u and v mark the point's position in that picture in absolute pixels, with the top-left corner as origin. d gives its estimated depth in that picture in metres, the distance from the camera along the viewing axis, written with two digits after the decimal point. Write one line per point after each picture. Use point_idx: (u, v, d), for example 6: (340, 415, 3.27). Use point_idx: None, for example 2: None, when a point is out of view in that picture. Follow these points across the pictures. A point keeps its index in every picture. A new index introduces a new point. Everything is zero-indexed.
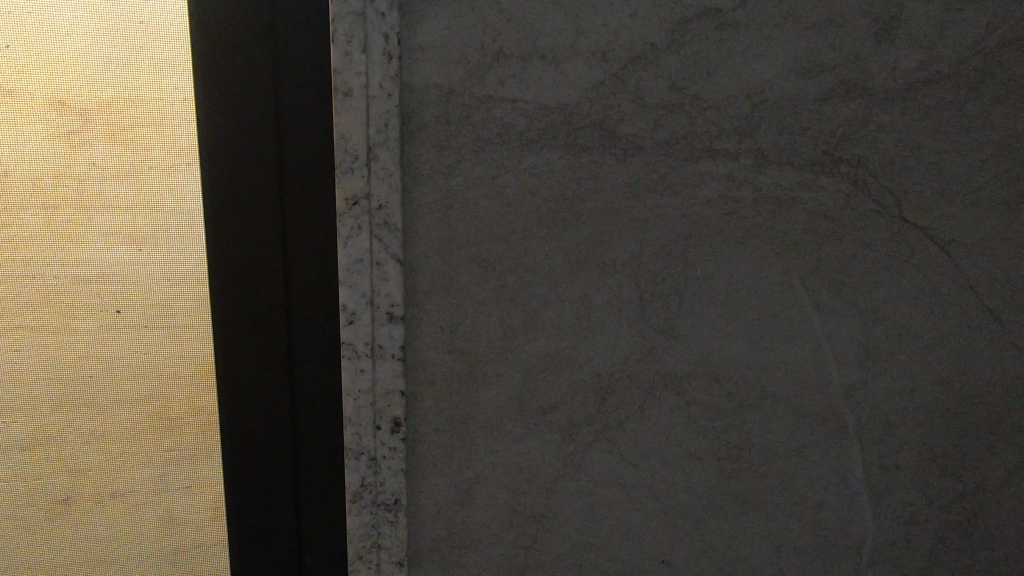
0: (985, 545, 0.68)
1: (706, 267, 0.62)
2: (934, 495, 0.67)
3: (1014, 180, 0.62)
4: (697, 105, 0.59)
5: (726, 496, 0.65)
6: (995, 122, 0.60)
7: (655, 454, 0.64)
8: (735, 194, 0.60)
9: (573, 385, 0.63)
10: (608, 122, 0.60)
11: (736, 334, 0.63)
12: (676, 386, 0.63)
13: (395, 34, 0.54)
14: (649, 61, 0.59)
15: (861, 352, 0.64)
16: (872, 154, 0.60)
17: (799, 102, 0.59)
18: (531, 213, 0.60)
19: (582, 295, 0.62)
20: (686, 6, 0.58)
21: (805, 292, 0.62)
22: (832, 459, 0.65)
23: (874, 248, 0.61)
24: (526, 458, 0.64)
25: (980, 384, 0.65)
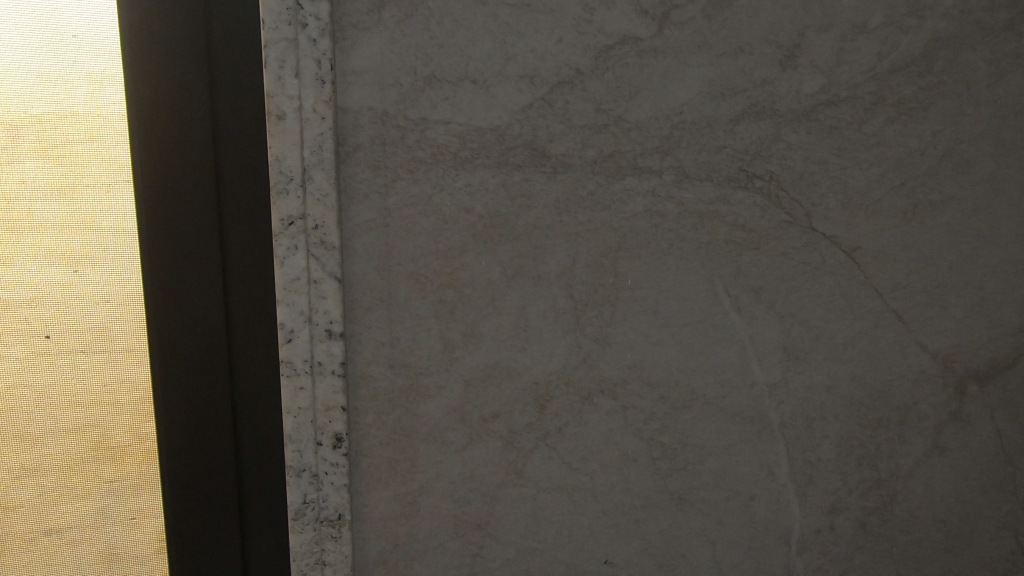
0: (881, 509, 0.81)
1: (638, 276, 0.68)
2: (843, 468, 0.79)
3: (901, 191, 0.75)
4: (621, 126, 0.65)
5: (662, 492, 0.72)
6: (884, 140, 0.73)
7: (596, 452, 0.69)
8: (660, 209, 0.67)
9: (514, 394, 0.66)
10: (538, 141, 0.63)
11: (666, 339, 0.70)
12: (612, 391, 0.69)
13: (327, 60, 0.56)
14: (575, 85, 0.63)
15: (779, 350, 0.74)
16: (781, 168, 0.70)
17: (714, 122, 0.68)
18: (465, 230, 0.62)
19: (518, 308, 0.65)
20: (608, 34, 0.63)
21: (727, 298, 0.71)
22: (752, 449, 0.75)
23: (787, 255, 0.72)
24: (469, 466, 0.66)
25: (873, 366, 0.77)
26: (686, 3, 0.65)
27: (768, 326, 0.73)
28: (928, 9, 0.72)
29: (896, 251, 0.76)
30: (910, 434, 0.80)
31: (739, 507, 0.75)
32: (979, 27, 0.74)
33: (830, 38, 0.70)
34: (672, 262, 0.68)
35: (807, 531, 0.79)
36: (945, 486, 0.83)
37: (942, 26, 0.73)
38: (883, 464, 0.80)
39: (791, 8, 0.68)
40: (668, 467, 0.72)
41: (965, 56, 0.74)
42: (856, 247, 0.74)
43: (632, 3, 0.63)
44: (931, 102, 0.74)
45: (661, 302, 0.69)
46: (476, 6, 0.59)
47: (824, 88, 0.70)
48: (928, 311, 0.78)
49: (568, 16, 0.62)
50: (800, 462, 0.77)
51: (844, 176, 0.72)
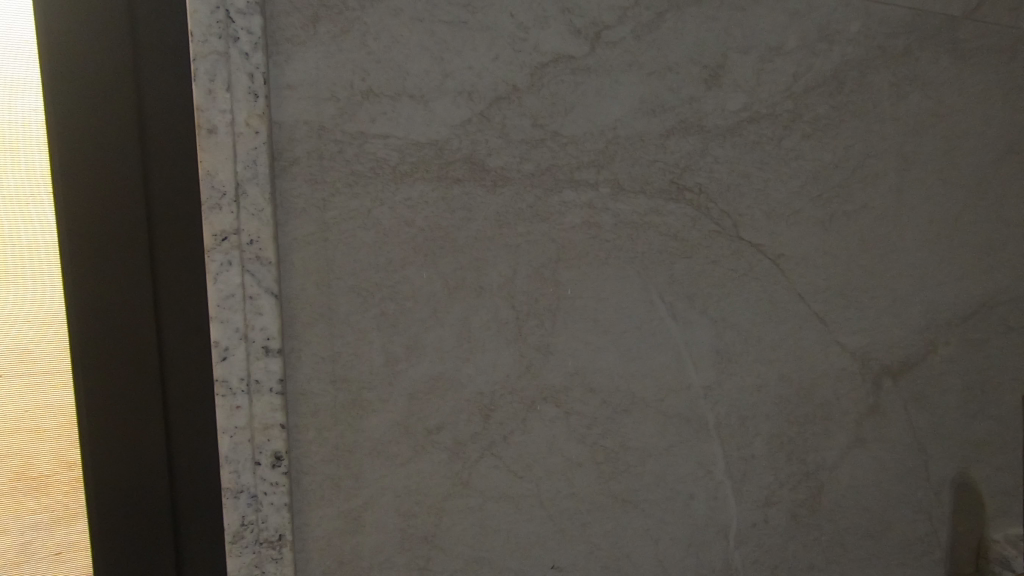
0: (810, 500, 0.86)
1: (577, 285, 0.70)
2: (774, 463, 0.83)
3: (818, 202, 0.80)
4: (558, 141, 0.67)
5: (606, 495, 0.74)
6: (802, 154, 0.79)
7: (541, 459, 0.71)
8: (597, 220, 0.70)
9: (458, 405, 0.67)
10: (477, 155, 0.64)
11: (606, 346, 0.72)
12: (555, 399, 0.70)
13: (260, 74, 0.55)
14: (512, 102, 0.65)
15: (712, 353, 0.77)
16: (709, 181, 0.74)
17: (646, 137, 0.71)
18: (406, 244, 0.63)
19: (461, 320, 0.66)
20: (544, 53, 0.65)
21: (663, 305, 0.74)
22: (690, 448, 0.78)
23: (717, 263, 0.76)
24: (415, 479, 0.66)
25: (799, 365, 0.82)
26: (616, 24, 0.68)
27: (701, 331, 0.76)
28: (836, 35, 0.78)
29: (816, 257, 0.81)
30: (833, 428, 0.86)
31: (680, 506, 0.78)
32: (881, 52, 0.81)
33: (750, 59, 0.74)
34: (610, 271, 0.71)
35: (744, 525, 0.83)
36: (866, 475, 0.89)
37: (849, 51, 0.79)
38: (810, 457, 0.85)
39: (714, 31, 0.72)
40: (611, 471, 0.74)
41: (870, 78, 0.81)
42: (780, 255, 0.79)
43: (565, 24, 0.66)
44: (842, 120, 0.80)
45: (600, 310, 0.71)
46: (413, 23, 0.60)
47: (746, 106, 0.75)
48: (845, 312, 0.84)
49: (503, 35, 0.64)
50: (735, 459, 0.81)
51: (767, 188, 0.77)
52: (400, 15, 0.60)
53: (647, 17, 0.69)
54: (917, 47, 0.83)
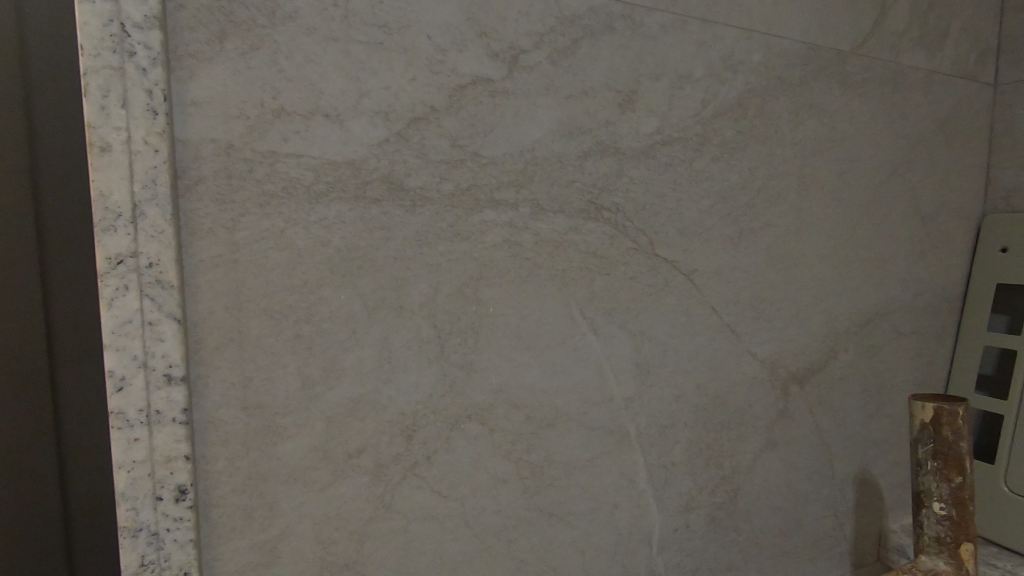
0: (727, 504, 0.90)
1: (499, 303, 0.71)
2: (693, 469, 0.87)
3: (727, 220, 0.85)
4: (477, 161, 0.68)
5: (531, 510, 0.75)
6: (711, 175, 0.83)
7: (465, 477, 0.71)
8: (517, 239, 0.71)
9: (380, 427, 0.66)
10: (395, 175, 0.64)
11: (529, 362, 0.73)
12: (479, 417, 0.71)
13: (159, 91, 0.52)
14: (431, 122, 0.65)
15: (633, 366, 0.80)
16: (626, 201, 0.77)
17: (565, 159, 0.73)
18: (322, 265, 0.61)
19: (381, 340, 0.65)
20: (462, 75, 0.66)
21: (584, 320, 0.76)
22: (613, 460, 0.80)
23: (635, 279, 0.79)
24: (335, 505, 0.64)
25: (713, 375, 0.87)
26: (533, 49, 0.70)
27: (621, 345, 0.79)
28: (740, 64, 0.84)
29: (727, 272, 0.86)
30: (747, 433, 0.91)
31: (604, 516, 0.80)
32: (780, 81, 0.87)
33: (661, 86, 0.78)
34: (532, 289, 0.72)
35: (666, 531, 0.86)
36: (777, 476, 0.94)
37: (751, 79, 0.85)
38: (727, 462, 0.89)
39: (628, 58, 0.76)
40: (536, 485, 0.75)
41: (771, 105, 0.87)
42: (693, 270, 0.83)
43: (483, 47, 0.67)
44: (747, 143, 0.86)
45: (522, 327, 0.72)
46: (327, 42, 0.60)
47: (658, 129, 0.79)
48: (755, 323, 0.89)
49: (421, 56, 0.64)
50: (656, 467, 0.84)
51: (680, 208, 0.81)
52: (313, 33, 0.59)
53: (562, 43, 0.71)
54: (812, 78, 0.90)
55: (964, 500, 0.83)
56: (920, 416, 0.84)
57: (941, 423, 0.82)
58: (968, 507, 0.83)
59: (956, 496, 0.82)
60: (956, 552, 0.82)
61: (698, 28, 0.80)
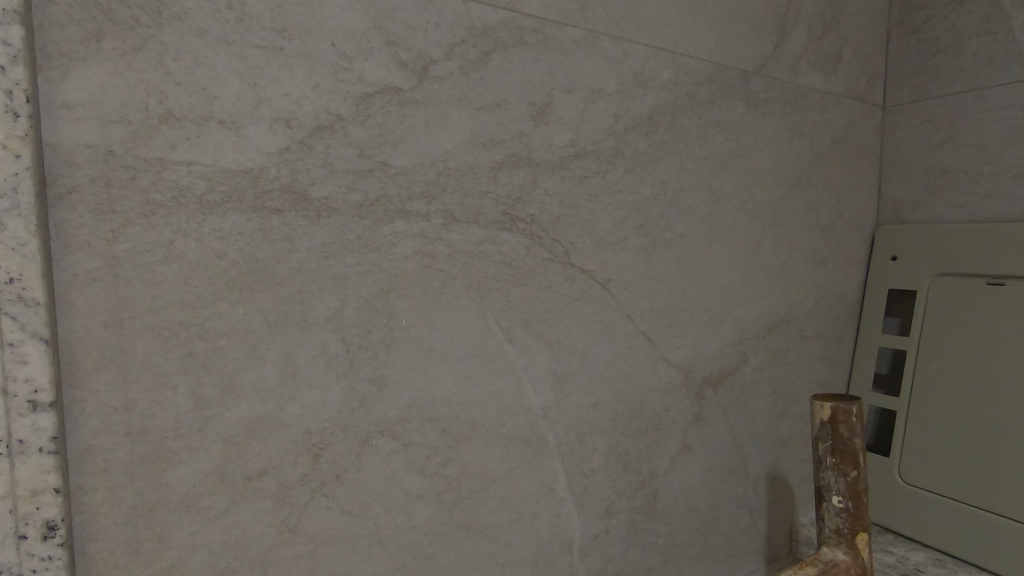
0: (646, 507, 0.92)
1: (411, 315, 0.70)
2: (612, 474, 0.88)
3: (640, 231, 0.88)
4: (386, 171, 0.67)
5: (449, 525, 0.74)
6: (625, 187, 0.86)
7: (378, 495, 0.69)
8: (430, 250, 0.70)
9: (284, 447, 0.63)
10: (298, 185, 0.62)
11: (444, 374, 0.72)
12: (391, 432, 0.69)
13: (21, 91, 0.48)
14: (336, 131, 0.64)
15: (550, 375, 0.81)
16: (541, 212, 0.78)
17: (478, 169, 0.73)
18: (217, 278, 0.59)
19: (284, 356, 0.62)
20: (369, 83, 0.65)
21: (500, 331, 0.76)
22: (532, 470, 0.80)
23: (552, 289, 0.80)
24: (234, 532, 0.61)
25: (630, 381, 0.89)
26: (443, 59, 0.70)
27: (538, 355, 0.80)
28: (650, 81, 0.87)
29: (641, 281, 0.89)
30: (664, 437, 0.93)
31: (524, 527, 0.80)
32: (688, 98, 0.91)
33: (574, 99, 0.80)
34: (445, 300, 0.72)
35: (587, 538, 0.86)
36: (693, 478, 0.97)
37: (661, 95, 0.88)
38: (645, 466, 0.92)
39: (540, 71, 0.77)
40: (453, 499, 0.74)
41: (680, 120, 0.91)
42: (609, 279, 0.85)
43: (391, 56, 0.66)
44: (658, 156, 0.89)
45: (436, 338, 0.72)
46: (221, 45, 0.57)
47: (572, 142, 0.80)
48: (669, 330, 0.92)
49: (324, 63, 0.63)
50: (576, 475, 0.85)
51: (595, 218, 0.83)
52: (204, 36, 0.56)
53: (474, 54, 0.72)
54: (718, 96, 0.94)
55: (859, 493, 0.88)
56: (820, 415, 0.89)
57: (838, 421, 0.87)
58: (862, 499, 0.88)
59: (852, 489, 0.88)
60: (852, 542, 0.87)
61: (609, 45, 0.82)
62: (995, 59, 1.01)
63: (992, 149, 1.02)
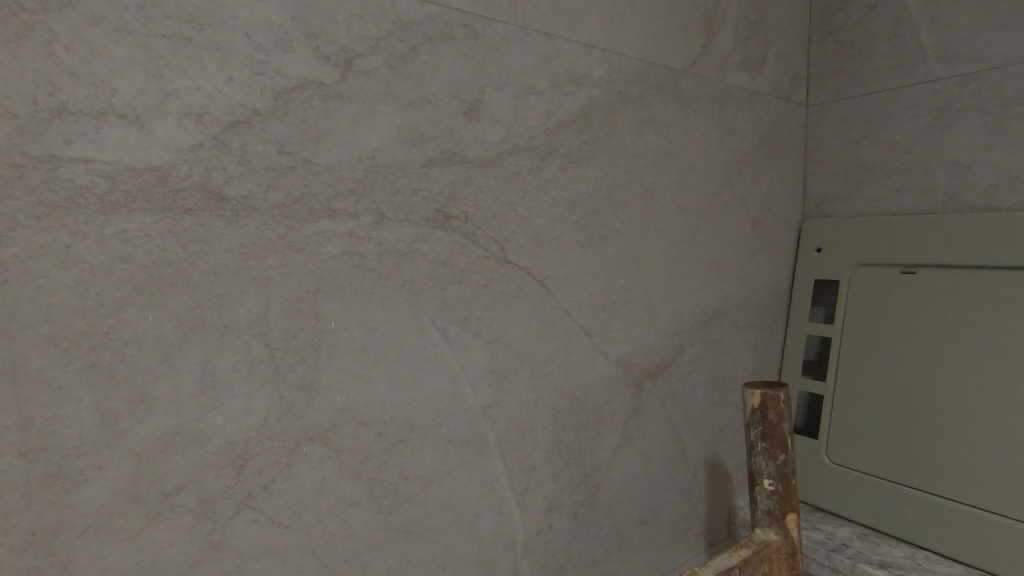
0: (588, 501, 0.94)
1: (340, 316, 0.68)
2: (554, 470, 0.89)
3: (576, 226, 0.89)
4: (310, 168, 0.65)
5: (386, 531, 0.73)
6: (560, 184, 0.86)
7: (310, 503, 0.67)
8: (359, 249, 0.68)
9: (204, 459, 0.60)
10: (212, 183, 0.59)
11: (377, 377, 0.71)
12: (322, 438, 0.67)
13: None
14: (254, 126, 0.61)
15: (489, 373, 0.80)
16: (475, 209, 0.78)
17: (408, 167, 0.72)
18: (123, 283, 0.55)
19: (202, 363, 0.59)
20: (288, 77, 0.63)
21: (436, 330, 0.75)
22: (472, 469, 0.80)
23: (488, 286, 0.80)
24: (150, 552, 0.58)
25: (570, 376, 0.90)
26: (369, 54, 0.68)
27: (475, 353, 0.79)
28: (582, 78, 0.87)
29: (578, 276, 0.89)
30: (605, 430, 0.95)
31: (465, 527, 0.80)
32: (621, 96, 0.92)
33: (506, 96, 0.80)
34: (377, 301, 0.70)
35: (530, 534, 0.87)
36: (634, 469, 0.99)
37: (594, 92, 0.89)
38: (587, 460, 0.93)
39: (470, 67, 0.76)
40: (390, 503, 0.73)
41: (613, 117, 0.92)
42: (547, 276, 0.86)
43: (311, 49, 0.64)
44: (592, 153, 0.90)
45: (368, 340, 0.70)
46: (120, 34, 0.54)
47: (505, 139, 0.80)
48: (607, 324, 0.94)
49: (238, 55, 0.60)
50: (517, 472, 0.84)
51: (530, 215, 0.83)
52: (101, 23, 0.53)
53: (400, 49, 0.70)
54: (650, 94, 0.96)
55: (788, 475, 0.92)
56: (750, 402, 0.93)
57: (767, 406, 0.91)
58: (791, 481, 0.92)
59: (781, 472, 0.91)
60: (783, 522, 0.91)
61: (540, 42, 0.82)
62: (903, 62, 1.08)
63: (903, 146, 1.09)
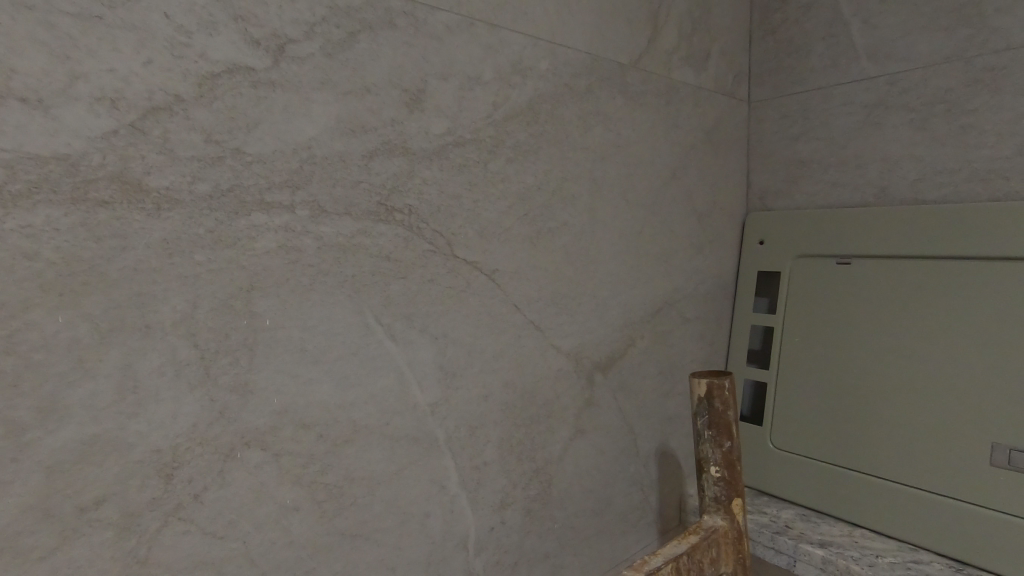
0: (541, 495, 0.93)
1: (276, 314, 0.64)
2: (506, 465, 0.88)
3: (524, 219, 0.88)
4: (240, 158, 0.61)
5: (331, 536, 0.70)
6: (508, 176, 0.85)
7: (247, 511, 0.64)
8: (296, 244, 0.65)
9: (126, 470, 0.56)
10: (129, 174, 0.55)
11: (318, 377, 0.68)
12: (259, 443, 0.64)
13: None
14: (175, 113, 0.57)
15: (437, 370, 0.79)
16: (419, 202, 0.76)
17: (347, 158, 0.69)
18: (27, 282, 0.51)
19: (123, 367, 0.55)
20: (213, 62, 0.59)
21: (380, 327, 0.73)
22: (421, 468, 0.78)
23: (435, 281, 0.78)
24: (66, 572, 0.54)
25: (520, 371, 0.89)
26: (303, 39, 0.65)
27: (423, 349, 0.77)
28: (528, 70, 0.86)
29: (527, 270, 0.89)
30: (556, 424, 0.94)
31: (415, 527, 0.78)
32: (567, 89, 0.92)
33: (450, 86, 0.78)
34: (316, 297, 0.67)
35: (482, 532, 0.86)
36: (586, 461, 1.00)
37: (540, 85, 0.88)
38: (539, 454, 0.92)
39: (412, 56, 0.74)
40: (334, 508, 0.70)
41: (560, 110, 0.91)
42: (495, 270, 0.85)
43: (239, 33, 0.61)
44: (540, 145, 0.89)
45: (307, 339, 0.67)
46: (17, 10, 0.49)
47: (449, 130, 0.78)
48: (557, 318, 0.93)
49: (156, 37, 0.56)
50: (468, 469, 0.83)
51: (477, 208, 0.82)
52: None
53: (337, 35, 0.67)
54: (596, 87, 0.96)
55: (733, 461, 0.94)
56: (698, 391, 0.94)
57: (713, 395, 0.93)
58: (737, 467, 0.94)
59: (727, 458, 0.94)
60: (729, 508, 0.93)
61: (484, 32, 0.81)
62: (837, 61, 1.12)
63: (837, 141, 1.13)
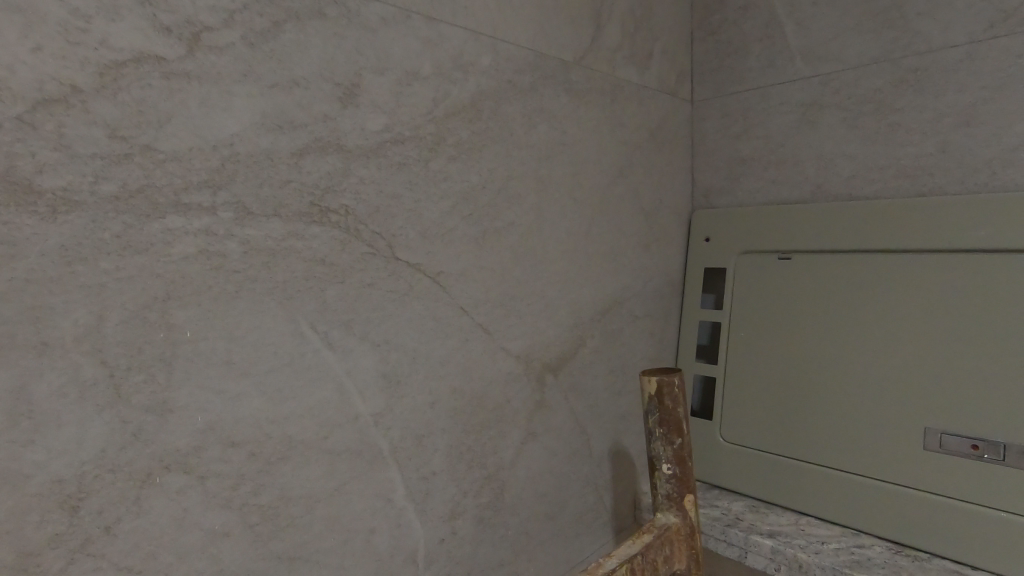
0: (494, 502, 0.91)
1: (198, 325, 0.59)
2: (456, 472, 0.85)
3: (468, 219, 0.85)
4: (150, 156, 0.56)
5: (266, 559, 0.65)
6: (450, 175, 0.82)
7: (168, 541, 0.58)
8: (219, 249, 0.60)
9: (22, 505, 0.50)
10: (17, 173, 0.49)
11: (248, 390, 0.63)
12: (182, 466, 0.59)
13: None
14: (72, 105, 0.52)
15: (379, 379, 0.75)
16: (356, 203, 0.72)
17: (275, 157, 0.64)
18: None
19: (15, 389, 0.50)
20: (116, 49, 0.54)
21: (316, 336, 0.69)
22: (366, 481, 0.74)
23: (375, 286, 0.74)
24: None
25: (468, 376, 0.86)
26: (221, 27, 0.60)
27: (364, 357, 0.73)
28: (469, 65, 0.84)
29: (473, 271, 0.86)
30: (507, 428, 0.92)
31: (360, 545, 0.74)
32: (510, 85, 0.90)
33: (386, 81, 0.74)
34: (243, 305, 0.62)
35: (433, 544, 0.82)
36: (538, 464, 0.98)
37: (482, 81, 0.86)
38: (490, 460, 0.90)
39: (344, 48, 0.70)
40: (270, 530, 0.66)
41: (504, 108, 0.89)
42: (439, 273, 0.82)
43: (145, 18, 0.55)
44: (483, 142, 0.87)
45: (235, 350, 0.62)
46: None
47: (387, 127, 0.75)
48: (506, 320, 0.91)
49: (48, 22, 0.50)
50: (416, 480, 0.80)
51: (419, 208, 0.79)
52: None
53: (259, 24, 0.63)
54: (540, 84, 0.94)
55: (684, 458, 0.94)
56: (648, 389, 0.94)
57: (663, 393, 0.93)
58: (688, 463, 0.95)
59: (678, 455, 0.94)
60: (681, 504, 0.93)
61: (422, 25, 0.78)
62: (774, 61, 1.15)
63: (776, 140, 1.16)
